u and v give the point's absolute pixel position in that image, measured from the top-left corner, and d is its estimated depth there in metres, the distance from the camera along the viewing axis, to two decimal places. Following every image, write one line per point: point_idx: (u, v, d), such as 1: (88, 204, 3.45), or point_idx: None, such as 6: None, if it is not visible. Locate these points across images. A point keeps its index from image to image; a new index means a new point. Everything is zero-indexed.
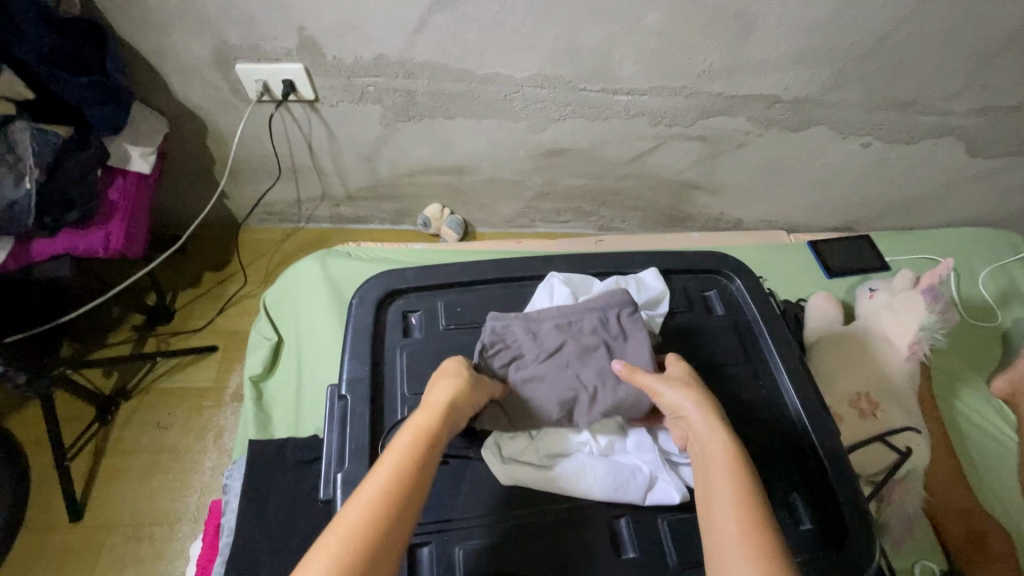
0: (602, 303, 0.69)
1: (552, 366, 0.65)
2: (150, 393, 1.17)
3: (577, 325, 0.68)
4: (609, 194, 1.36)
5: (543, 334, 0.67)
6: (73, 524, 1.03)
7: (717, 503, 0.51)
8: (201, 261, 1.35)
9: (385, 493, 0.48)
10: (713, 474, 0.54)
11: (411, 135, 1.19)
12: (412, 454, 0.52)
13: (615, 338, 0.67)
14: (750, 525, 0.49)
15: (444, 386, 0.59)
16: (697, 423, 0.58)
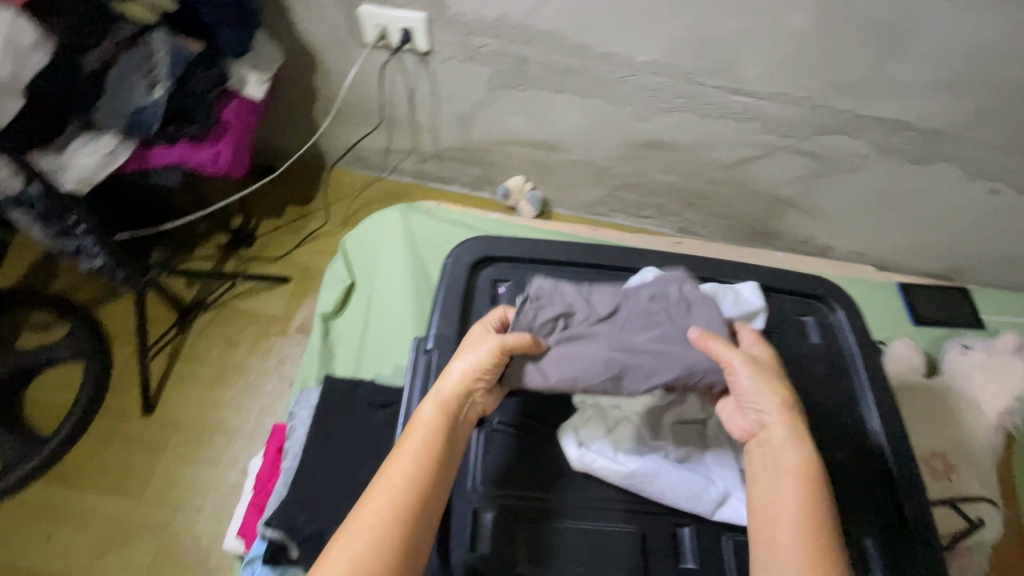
0: (662, 275, 0.66)
1: (604, 328, 0.62)
2: (225, 310, 1.23)
3: (635, 293, 0.65)
4: (699, 196, 1.31)
5: (594, 298, 0.65)
6: (145, 416, 1.10)
7: (785, 520, 0.52)
8: (287, 193, 1.39)
9: (389, 490, 0.52)
10: (784, 487, 0.53)
11: (512, 103, 1.17)
12: (418, 457, 0.54)
13: (676, 306, 0.63)
14: (819, 551, 0.50)
15: (451, 371, 0.58)
16: (773, 427, 0.56)
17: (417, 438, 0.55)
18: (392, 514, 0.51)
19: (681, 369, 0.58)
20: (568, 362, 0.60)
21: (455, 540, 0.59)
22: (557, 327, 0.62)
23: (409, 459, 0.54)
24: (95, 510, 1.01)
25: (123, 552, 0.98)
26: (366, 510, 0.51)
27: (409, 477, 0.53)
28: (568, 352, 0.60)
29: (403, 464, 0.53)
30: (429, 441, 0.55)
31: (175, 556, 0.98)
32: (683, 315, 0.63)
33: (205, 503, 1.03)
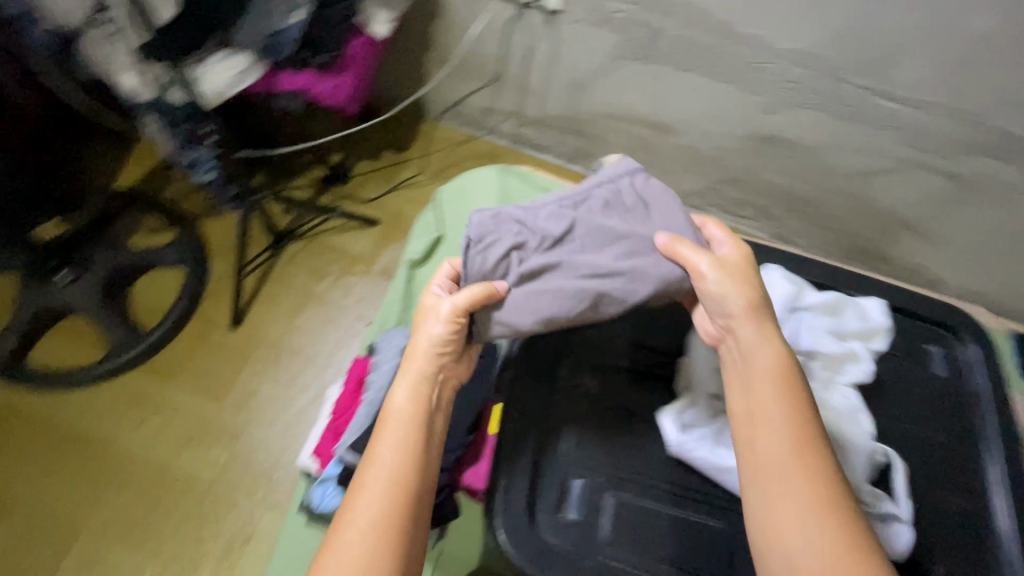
0: (604, 177, 0.63)
1: (562, 250, 0.59)
2: (315, 241, 1.26)
3: (584, 204, 0.62)
4: (807, 204, 1.23)
5: (544, 218, 0.61)
6: (233, 328, 1.15)
7: (777, 424, 0.52)
8: (385, 138, 1.40)
9: (375, 478, 0.54)
10: (766, 390, 0.54)
11: (632, 76, 1.13)
12: (399, 440, 0.57)
13: (624, 212, 0.61)
14: (817, 449, 0.51)
15: (416, 348, 0.61)
16: (743, 328, 0.56)
17: (394, 425, 0.58)
18: (388, 498, 0.53)
19: (658, 284, 0.58)
20: (536, 296, 0.59)
21: (541, 502, 0.58)
22: (513, 263, 0.60)
23: (394, 446, 0.56)
24: (181, 405, 1.08)
25: (201, 448, 1.05)
26: (359, 504, 0.53)
27: (394, 460, 0.55)
28: (540, 284, 0.59)
29: (387, 451, 0.56)
30: (409, 423, 0.58)
31: (247, 461, 1.04)
32: (638, 221, 0.61)
33: (278, 418, 1.09)
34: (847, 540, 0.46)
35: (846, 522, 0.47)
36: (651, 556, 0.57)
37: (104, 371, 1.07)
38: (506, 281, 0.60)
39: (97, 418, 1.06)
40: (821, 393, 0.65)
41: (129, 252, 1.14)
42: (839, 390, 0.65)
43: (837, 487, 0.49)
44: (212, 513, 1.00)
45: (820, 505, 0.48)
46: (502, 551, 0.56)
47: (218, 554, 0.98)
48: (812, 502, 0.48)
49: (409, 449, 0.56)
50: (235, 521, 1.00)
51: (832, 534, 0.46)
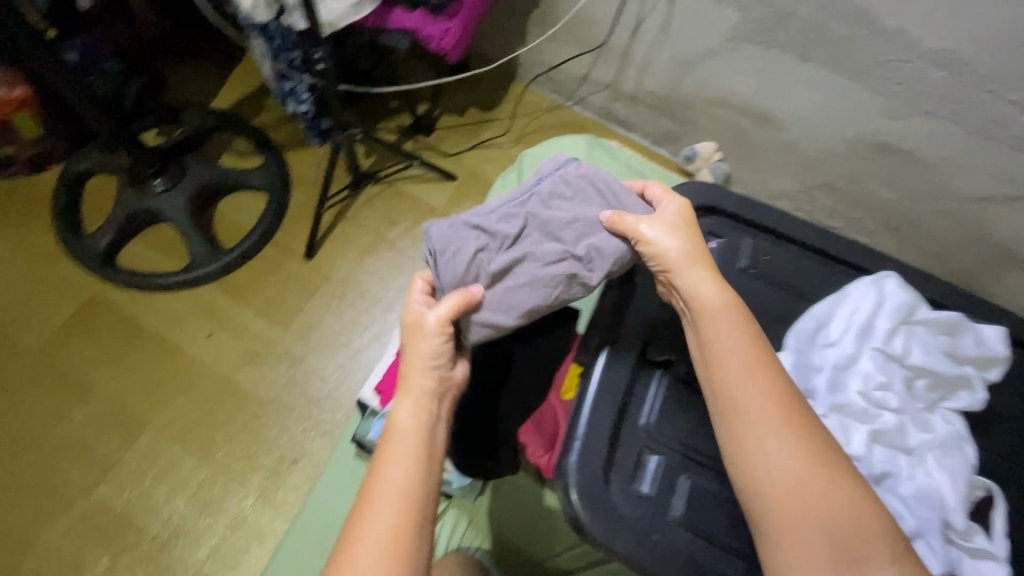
0: (540, 172, 0.64)
1: (523, 245, 0.59)
2: (392, 188, 1.27)
3: (529, 198, 0.62)
4: (907, 223, 1.16)
5: (498, 220, 0.60)
6: (305, 260, 1.18)
7: (734, 355, 0.52)
8: (473, 94, 1.38)
9: (378, 503, 0.50)
10: (722, 324, 0.54)
11: (746, 61, 1.07)
12: (403, 461, 0.52)
13: (570, 200, 0.61)
14: (778, 376, 0.51)
15: (417, 362, 0.57)
16: (691, 268, 0.57)
17: (397, 446, 0.53)
18: (396, 522, 0.49)
19: (615, 259, 0.58)
20: (508, 292, 0.58)
21: (616, 471, 0.57)
22: (480, 265, 0.59)
23: (399, 469, 0.51)
24: (250, 325, 1.12)
25: (264, 369, 1.09)
26: (367, 530, 0.48)
27: (400, 483, 0.50)
28: (515, 277, 0.58)
29: (392, 471, 0.51)
30: (413, 442, 0.53)
31: (304, 388, 1.08)
32: (584, 203, 0.61)
33: (338, 352, 1.11)
34: (814, 457, 0.48)
35: (812, 441, 0.49)
36: (723, 545, 0.55)
37: (185, 279, 1.12)
38: (479, 283, 0.59)
39: (173, 323, 1.11)
40: (924, 414, 0.61)
41: (220, 169, 1.18)
42: (942, 413, 0.61)
43: (801, 412, 0.50)
44: (266, 431, 1.04)
45: (788, 427, 0.49)
46: (573, 515, 0.54)
47: (266, 471, 1.01)
48: (776, 426, 0.49)
49: (413, 472, 0.51)
50: (285, 443, 1.03)
51: (799, 451, 0.48)
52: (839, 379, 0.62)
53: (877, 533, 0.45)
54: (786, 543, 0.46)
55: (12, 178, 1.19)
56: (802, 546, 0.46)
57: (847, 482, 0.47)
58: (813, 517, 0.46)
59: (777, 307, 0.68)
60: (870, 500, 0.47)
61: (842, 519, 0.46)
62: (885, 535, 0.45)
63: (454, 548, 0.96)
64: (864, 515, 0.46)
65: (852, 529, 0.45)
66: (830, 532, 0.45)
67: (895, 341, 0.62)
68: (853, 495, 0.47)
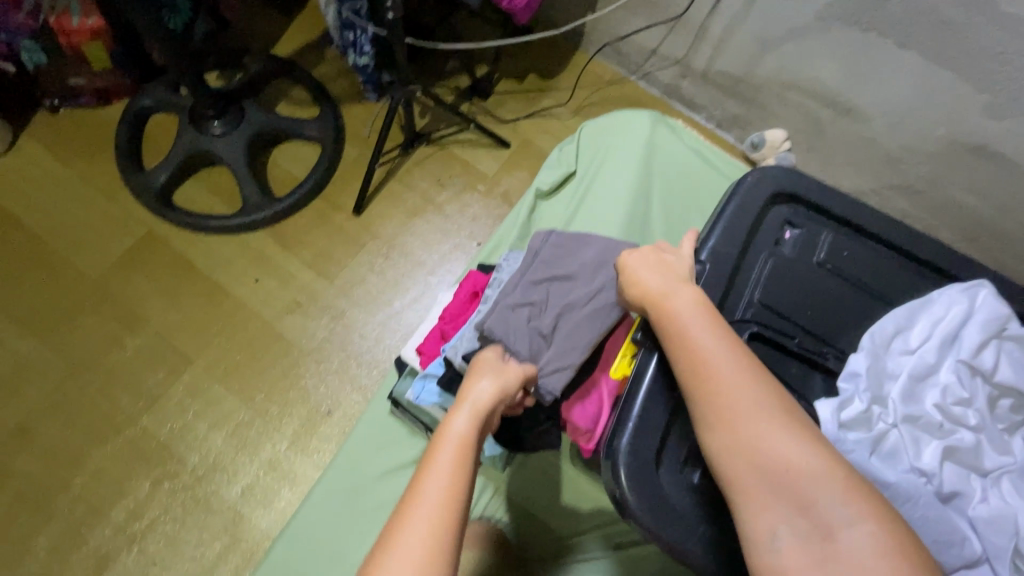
0: (533, 248, 0.76)
1: (560, 301, 0.71)
2: (444, 150, 1.25)
3: (538, 267, 0.74)
4: (990, 234, 1.07)
5: (527, 294, 0.71)
6: (354, 216, 1.18)
7: (679, 329, 0.51)
8: (534, 61, 1.34)
9: (428, 498, 0.47)
10: (667, 299, 0.54)
11: (834, 43, 0.99)
12: (454, 463, 0.50)
13: (567, 257, 0.75)
14: (720, 337, 0.50)
15: (480, 387, 0.58)
16: (673, 287, 0.54)
17: (448, 449, 0.51)
18: (441, 519, 0.46)
19: None
20: (571, 337, 0.68)
21: (668, 454, 0.55)
22: (539, 330, 0.69)
23: (446, 468, 0.50)
24: (295, 274, 1.13)
25: (306, 318, 1.10)
26: (411, 520, 0.46)
27: (450, 483, 0.48)
28: (568, 323, 0.69)
29: (442, 471, 0.49)
30: (464, 448, 0.52)
31: (343, 342, 1.09)
32: (579, 256, 0.74)
33: (377, 310, 1.11)
34: (761, 412, 0.46)
35: (755, 395, 0.47)
36: None
37: (236, 223, 1.13)
38: (545, 345, 0.68)
39: (222, 266, 1.13)
40: (1005, 436, 0.57)
41: (277, 117, 1.17)
42: None
43: (748, 368, 0.48)
44: (304, 380, 1.06)
45: (726, 386, 0.47)
46: (617, 491, 0.53)
47: (301, 418, 1.03)
48: (716, 389, 0.48)
49: (463, 478, 0.49)
50: (321, 394, 1.05)
51: (741, 408, 0.47)
52: (914, 390, 0.58)
53: (829, 476, 0.43)
54: (741, 502, 0.45)
55: (78, 108, 1.21)
56: (755, 501, 0.44)
57: (796, 430, 0.46)
58: (763, 471, 0.45)
59: (851, 307, 0.64)
60: (822, 445, 0.45)
61: (792, 468, 0.44)
62: (840, 478, 0.43)
63: (476, 514, 0.93)
64: (816, 460, 0.44)
65: (802, 476, 0.43)
66: (780, 483, 0.44)
67: (983, 355, 0.58)
68: (802, 443, 0.45)
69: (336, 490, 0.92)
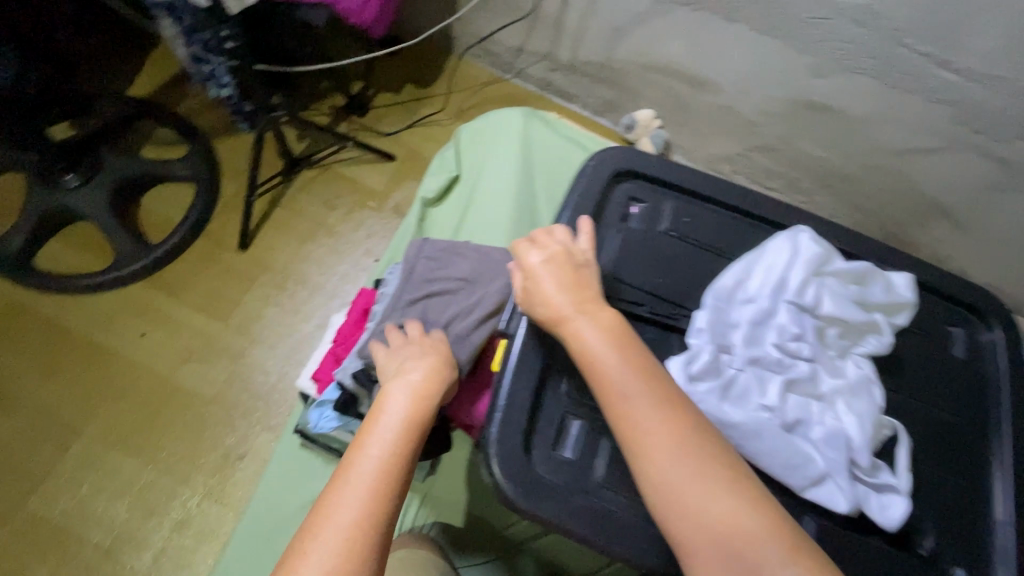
0: (408, 260, 0.76)
1: (434, 318, 0.71)
2: (328, 172, 1.24)
3: (414, 284, 0.74)
4: (843, 179, 1.18)
5: (404, 315, 0.72)
6: (240, 251, 1.14)
7: (606, 374, 0.51)
8: (409, 71, 1.35)
9: (366, 480, 0.48)
10: (586, 332, 0.53)
11: (674, 24, 1.06)
12: (392, 439, 0.52)
13: (441, 269, 0.75)
14: (642, 381, 0.50)
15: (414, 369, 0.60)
16: (581, 313, 0.54)
17: (389, 422, 0.54)
18: (374, 492, 0.48)
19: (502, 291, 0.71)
20: None
21: (540, 438, 0.58)
22: None
23: (379, 446, 0.51)
24: (186, 322, 1.08)
25: (203, 365, 1.05)
26: (341, 500, 0.47)
27: (383, 461, 0.50)
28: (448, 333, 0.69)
29: (373, 461, 0.50)
30: (403, 432, 0.53)
31: (247, 382, 1.05)
32: (453, 265, 0.74)
33: (280, 344, 1.09)
34: (688, 461, 0.47)
35: (681, 442, 0.48)
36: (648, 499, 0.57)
37: (108, 281, 1.07)
38: None
39: (102, 326, 1.06)
40: (836, 361, 0.63)
41: (140, 162, 1.12)
42: (852, 359, 0.64)
43: (672, 414, 0.49)
44: (210, 429, 1.01)
45: (658, 437, 0.48)
46: (497, 484, 0.55)
47: (211, 468, 0.99)
48: (643, 437, 0.48)
49: (395, 452, 0.51)
50: (231, 439, 1.01)
51: (670, 458, 0.47)
52: (756, 333, 0.63)
53: (768, 534, 0.44)
54: (682, 554, 0.45)
55: None
56: (702, 565, 0.44)
57: (733, 485, 0.46)
58: (702, 527, 0.45)
59: (698, 266, 0.68)
60: (761, 501, 0.46)
61: (726, 524, 0.44)
62: (781, 536, 0.44)
63: (404, 529, 0.93)
64: (755, 517, 0.45)
65: (744, 539, 0.44)
66: (721, 544, 0.44)
67: (808, 292, 0.64)
68: (741, 500, 0.45)
69: (255, 534, 0.90)
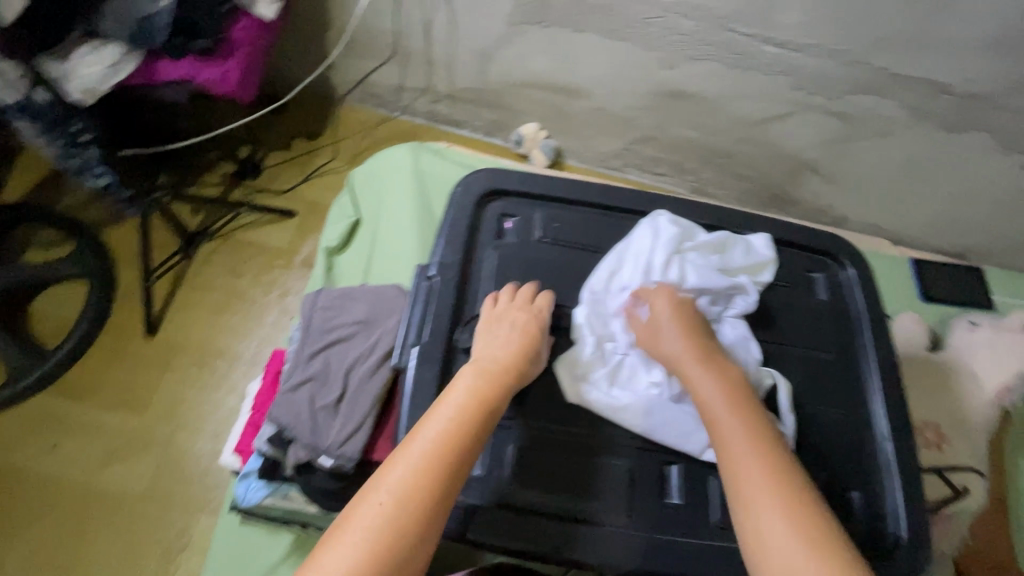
0: (304, 314, 0.78)
1: (337, 366, 0.72)
2: (230, 240, 1.22)
3: (313, 337, 0.75)
4: (718, 155, 1.26)
5: (309, 370, 0.72)
6: (149, 337, 1.11)
7: (723, 430, 0.52)
8: (296, 126, 1.36)
9: (429, 454, 0.48)
10: (701, 377, 0.56)
11: (532, 42, 1.12)
12: (456, 417, 0.51)
13: (337, 315, 0.76)
14: (752, 435, 0.51)
15: (493, 350, 0.58)
16: (696, 362, 0.58)
17: (455, 400, 0.52)
18: (429, 462, 0.48)
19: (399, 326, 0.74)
20: (354, 400, 0.69)
21: None
22: (324, 403, 0.70)
23: (442, 422, 0.50)
24: (102, 423, 1.03)
25: (128, 463, 1.01)
26: (397, 466, 0.48)
27: (443, 436, 0.49)
28: (353, 378, 0.70)
29: (434, 433, 0.49)
30: (468, 414, 0.51)
31: (177, 470, 1.01)
32: (348, 310, 0.76)
33: (206, 423, 1.05)
34: (786, 516, 0.46)
35: (780, 504, 0.47)
36: (559, 495, 0.60)
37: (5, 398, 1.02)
38: (332, 416, 0.69)
39: (9, 447, 1.00)
40: (713, 328, 0.68)
41: (21, 269, 1.06)
42: (728, 322, 0.69)
43: (774, 469, 0.49)
44: (144, 528, 0.97)
45: (755, 470, 0.49)
46: None
47: (153, 568, 0.94)
48: (742, 481, 0.49)
49: (457, 433, 0.50)
50: (169, 533, 0.97)
51: (766, 498, 0.47)
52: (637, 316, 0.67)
53: None
54: None
55: None
56: None
57: (822, 534, 0.46)
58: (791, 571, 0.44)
59: (576, 265, 0.72)
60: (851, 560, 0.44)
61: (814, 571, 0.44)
62: None
63: None
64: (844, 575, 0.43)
65: None
66: None
67: (673, 270, 0.69)
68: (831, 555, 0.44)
69: None
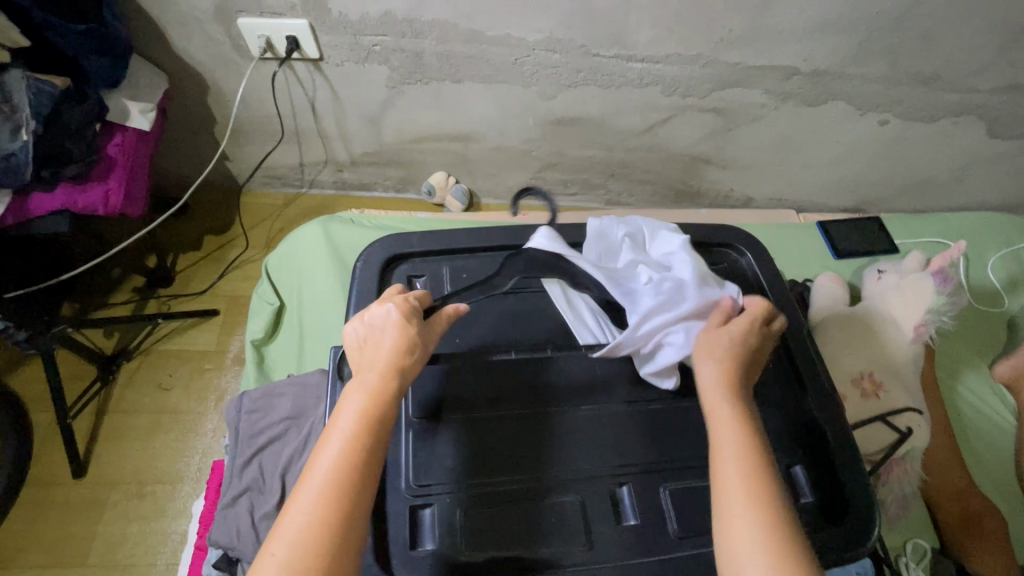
0: (230, 422, 0.75)
1: (273, 468, 0.70)
2: (151, 354, 1.17)
3: (243, 444, 0.73)
4: (619, 166, 1.32)
5: (244, 479, 0.70)
6: (77, 479, 1.03)
7: (722, 448, 0.52)
8: (203, 223, 1.33)
9: (315, 506, 0.44)
10: (717, 395, 0.55)
11: (417, 99, 1.16)
12: (341, 456, 0.46)
13: (264, 415, 0.75)
14: (752, 490, 0.48)
15: (373, 354, 0.53)
16: (716, 378, 0.56)
17: (340, 436, 0.47)
18: (317, 514, 0.44)
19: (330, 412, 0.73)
20: None
21: (395, 547, 0.59)
22: (266, 510, 0.67)
23: (327, 465, 0.46)
24: None
25: None
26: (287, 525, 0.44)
27: (329, 479, 0.45)
28: (292, 476, 0.69)
29: (319, 480, 0.45)
30: (354, 448, 0.47)
31: None
32: (275, 408, 0.75)
33: (158, 557, 0.98)
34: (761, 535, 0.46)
35: (758, 526, 0.46)
36: (516, 547, 0.59)
37: None
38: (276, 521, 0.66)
39: None
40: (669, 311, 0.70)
41: None
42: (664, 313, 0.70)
43: (764, 517, 0.47)
44: None
45: (742, 492, 0.48)
46: None
47: None
48: (726, 497, 0.49)
49: (343, 472, 0.45)
50: None
51: (745, 517, 0.47)
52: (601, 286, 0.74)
53: None
54: None
55: None
56: None
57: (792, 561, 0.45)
58: None
59: (489, 312, 0.73)
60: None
61: None
62: None
63: None
64: None
65: None
66: None
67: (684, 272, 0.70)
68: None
69: None
